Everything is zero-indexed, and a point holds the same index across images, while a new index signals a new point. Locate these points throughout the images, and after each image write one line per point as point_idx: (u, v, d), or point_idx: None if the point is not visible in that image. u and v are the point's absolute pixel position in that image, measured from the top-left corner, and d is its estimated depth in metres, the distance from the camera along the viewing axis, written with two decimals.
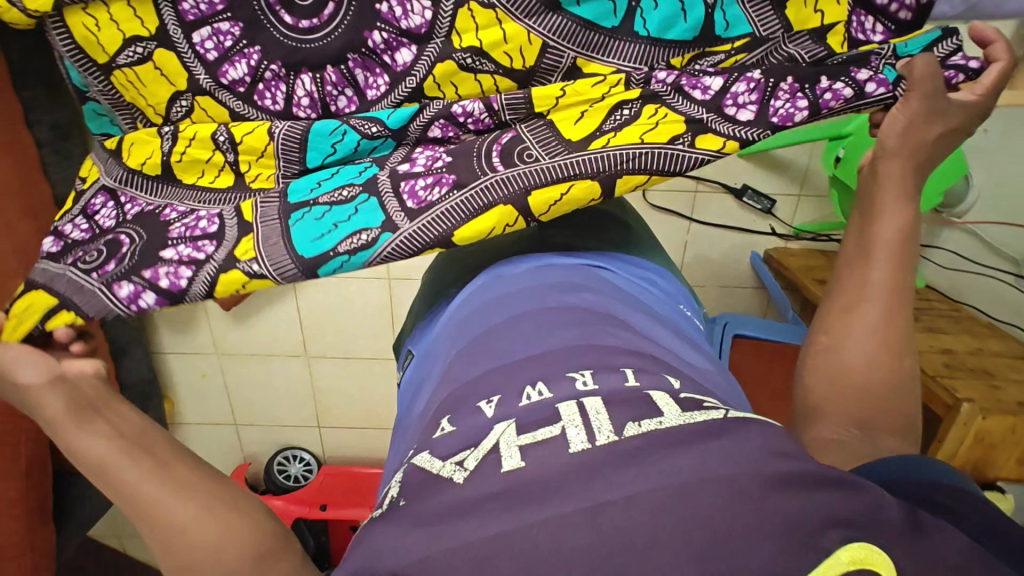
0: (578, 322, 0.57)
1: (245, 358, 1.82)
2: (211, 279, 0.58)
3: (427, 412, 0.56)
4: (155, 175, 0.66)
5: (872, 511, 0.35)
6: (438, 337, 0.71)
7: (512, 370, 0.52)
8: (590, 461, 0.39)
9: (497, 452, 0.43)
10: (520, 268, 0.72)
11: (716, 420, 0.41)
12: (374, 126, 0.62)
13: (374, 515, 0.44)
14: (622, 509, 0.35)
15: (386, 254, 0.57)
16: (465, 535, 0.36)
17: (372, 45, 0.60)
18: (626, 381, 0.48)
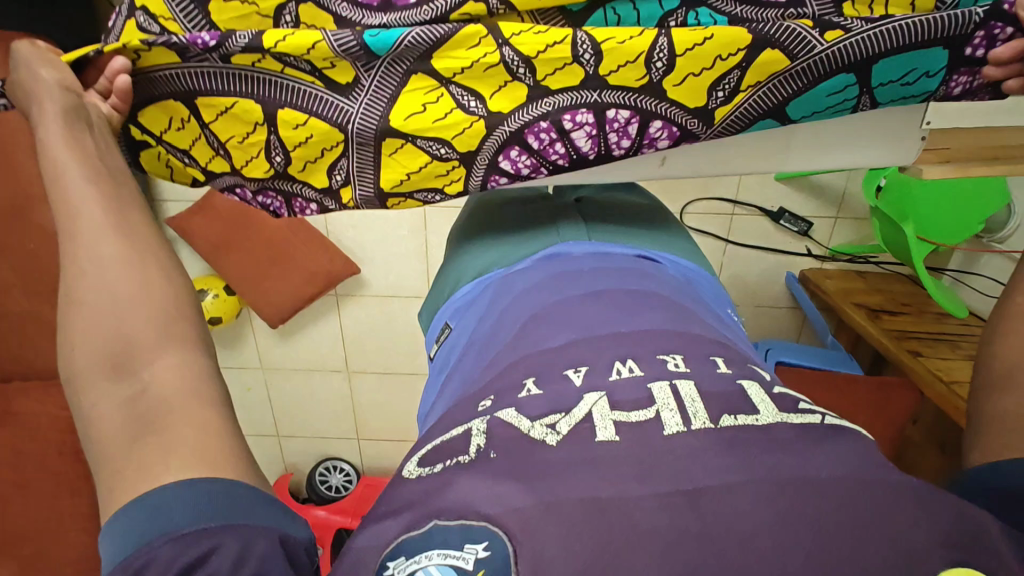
0: (666, 308, 0.53)
1: (289, 372, 1.88)
2: (244, 42, 0.58)
3: (489, 372, 0.51)
4: (256, 172, 0.66)
5: (939, 532, 0.34)
6: (490, 307, 0.60)
7: (604, 342, 0.49)
8: (688, 447, 0.38)
9: (590, 422, 0.41)
10: (576, 251, 0.64)
11: (812, 424, 0.41)
12: (472, 100, 0.60)
13: (461, 461, 0.41)
14: (719, 497, 0.35)
15: (410, 40, 0.57)
16: (562, 492, 0.35)
17: (456, 99, 0.60)
18: (718, 368, 0.46)
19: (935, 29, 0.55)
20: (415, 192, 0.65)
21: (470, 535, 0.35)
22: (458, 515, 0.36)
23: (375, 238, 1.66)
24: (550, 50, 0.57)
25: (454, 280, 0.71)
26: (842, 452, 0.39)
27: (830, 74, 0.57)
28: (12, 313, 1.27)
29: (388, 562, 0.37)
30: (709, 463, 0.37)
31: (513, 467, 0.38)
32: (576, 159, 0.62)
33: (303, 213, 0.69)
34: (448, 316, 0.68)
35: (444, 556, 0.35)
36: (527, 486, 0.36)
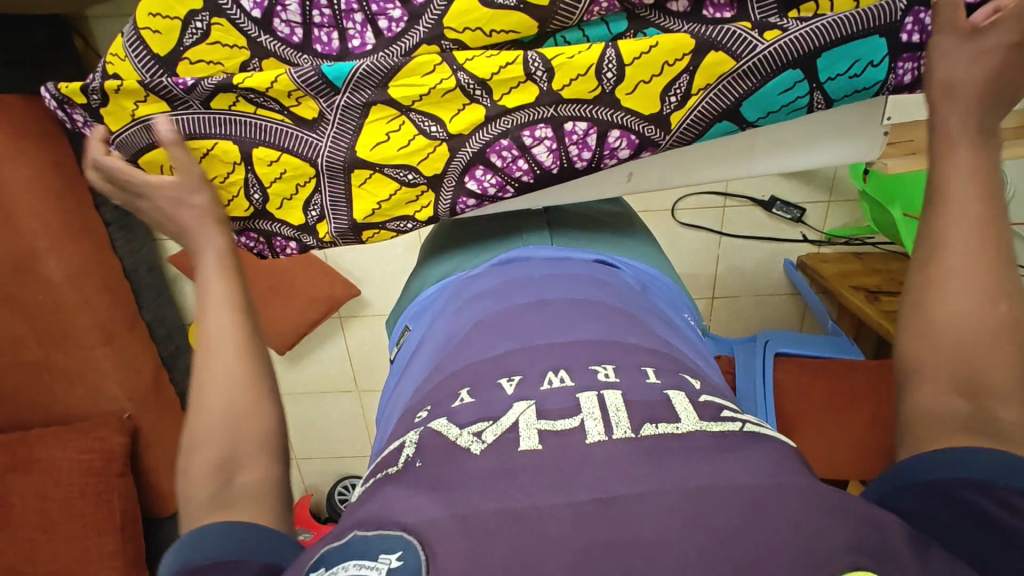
0: (612, 317, 0.47)
1: (301, 397, 1.92)
2: (207, 90, 0.58)
3: (423, 388, 0.46)
4: (240, 214, 0.64)
5: (854, 522, 0.31)
6: (443, 315, 0.56)
7: (541, 352, 0.43)
8: (613, 458, 0.33)
9: (514, 432, 0.36)
10: (534, 257, 0.60)
11: (733, 432, 0.35)
12: (433, 125, 0.59)
13: (389, 472, 0.37)
14: (634, 506, 0.30)
15: (365, 70, 0.57)
16: (479, 502, 0.31)
17: (416, 124, 0.59)
18: (645, 378, 0.39)
19: (866, 21, 0.55)
20: (388, 222, 0.64)
21: (385, 545, 0.31)
22: (378, 525, 0.32)
23: (373, 259, 1.69)
24: (503, 71, 0.56)
25: (419, 286, 0.69)
26: (773, 458, 0.34)
27: (776, 72, 0.57)
28: (25, 362, 1.34)
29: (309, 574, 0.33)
30: (627, 469, 0.32)
31: (434, 476, 0.34)
32: (541, 174, 0.61)
33: (285, 252, 0.68)
34: (408, 318, 0.64)
35: (358, 568, 0.31)
36: (444, 497, 0.32)
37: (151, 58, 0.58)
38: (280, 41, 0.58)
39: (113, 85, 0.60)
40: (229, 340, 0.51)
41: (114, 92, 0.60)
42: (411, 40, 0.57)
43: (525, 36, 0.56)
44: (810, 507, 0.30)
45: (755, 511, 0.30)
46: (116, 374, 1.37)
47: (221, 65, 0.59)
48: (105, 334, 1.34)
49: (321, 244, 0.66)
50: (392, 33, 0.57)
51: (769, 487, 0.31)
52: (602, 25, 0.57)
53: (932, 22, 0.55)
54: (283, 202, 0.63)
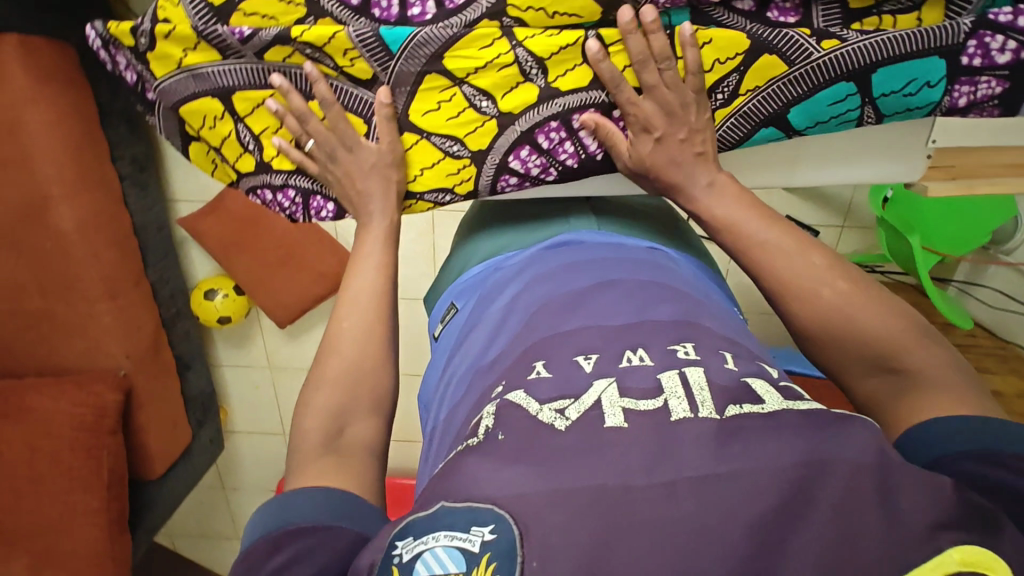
0: (678, 299, 0.49)
1: (295, 371, 1.86)
2: (263, 43, 0.59)
3: (493, 363, 0.49)
4: (286, 168, 0.66)
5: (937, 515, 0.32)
6: (500, 292, 0.58)
7: (617, 331, 0.45)
8: (696, 436, 0.34)
9: (599, 409, 0.38)
10: (588, 241, 0.61)
11: (819, 410, 0.36)
12: (485, 100, 0.59)
13: (469, 444, 0.39)
14: (727, 487, 0.32)
15: (425, 37, 0.57)
16: (577, 481, 0.33)
17: (467, 96, 0.59)
18: (724, 362, 0.41)
19: (927, 40, 0.55)
20: (427, 193, 0.64)
21: (476, 518, 0.34)
22: (465, 498, 0.35)
23: None
24: (560, 53, 0.56)
25: (462, 263, 0.72)
26: (871, 442, 0.34)
27: (828, 83, 0.57)
28: (27, 311, 1.32)
29: (398, 541, 0.37)
30: (711, 448, 0.33)
31: (520, 449, 0.36)
32: (586, 159, 0.61)
33: (320, 215, 0.68)
34: (454, 295, 0.67)
35: (450, 538, 0.34)
36: (534, 470, 0.35)
37: (206, 7, 0.59)
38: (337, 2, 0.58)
39: (163, 31, 0.60)
40: (371, 301, 0.58)
41: (163, 37, 0.60)
42: (471, 14, 0.56)
43: (586, 20, 0.56)
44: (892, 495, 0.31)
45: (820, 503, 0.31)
46: (117, 332, 1.35)
47: (274, 19, 0.59)
48: (111, 289, 1.32)
49: None
50: (453, 5, 0.56)
51: (857, 465, 0.32)
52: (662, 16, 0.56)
53: (998, 46, 0.54)
54: None
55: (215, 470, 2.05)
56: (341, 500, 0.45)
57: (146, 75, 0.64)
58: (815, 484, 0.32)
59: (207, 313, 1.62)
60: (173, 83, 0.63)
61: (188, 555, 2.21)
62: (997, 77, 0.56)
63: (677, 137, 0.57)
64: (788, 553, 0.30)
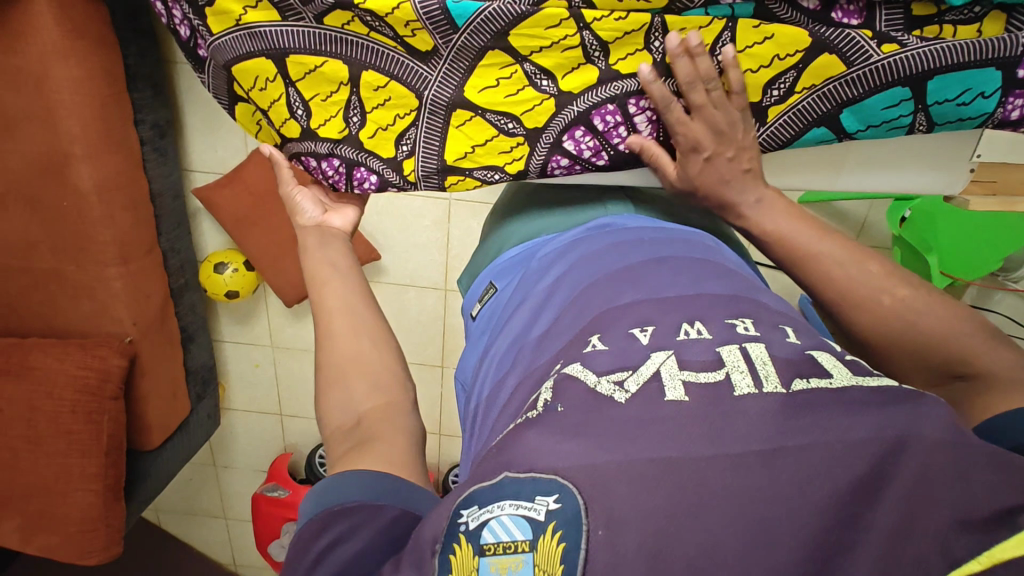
0: (729, 275, 0.50)
1: (298, 352, 1.85)
2: (325, 7, 0.59)
3: (544, 339, 0.48)
4: (335, 138, 0.65)
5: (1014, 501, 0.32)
6: (545, 270, 0.58)
7: (673, 304, 0.45)
8: (769, 413, 0.34)
9: (659, 381, 0.37)
10: (633, 223, 0.62)
11: (893, 387, 0.36)
12: (545, 80, 0.60)
13: (530, 416, 0.39)
14: (796, 458, 0.32)
15: (490, 13, 0.57)
16: (634, 452, 0.33)
17: (528, 73, 0.60)
18: (786, 337, 0.41)
19: (986, 51, 0.55)
20: (475, 170, 0.64)
21: (540, 487, 0.34)
22: (529, 469, 0.35)
23: (397, 227, 1.66)
24: (626, 37, 0.58)
25: (499, 245, 0.72)
26: (941, 421, 0.34)
27: (884, 87, 0.58)
28: (37, 269, 1.30)
29: (462, 509, 0.37)
30: (780, 422, 0.33)
31: (580, 422, 0.36)
32: (638, 145, 0.62)
33: (363, 185, 0.67)
34: (493, 275, 0.67)
35: (516, 507, 0.34)
36: (596, 442, 0.35)
37: None
38: None
39: None
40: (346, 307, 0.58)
41: None
42: None
43: (654, 7, 0.56)
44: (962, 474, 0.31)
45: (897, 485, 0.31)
46: (124, 298, 1.33)
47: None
48: (125, 255, 1.30)
49: (402, 182, 0.66)
50: None
51: (942, 444, 0.33)
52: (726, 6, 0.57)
53: None
54: (382, 132, 0.63)
55: (207, 448, 2.03)
56: (392, 480, 0.45)
57: (201, 30, 0.63)
58: (892, 460, 0.32)
59: (215, 286, 1.59)
60: (229, 41, 0.62)
61: (170, 531, 2.19)
62: None
63: (727, 155, 0.59)
64: (860, 529, 0.31)
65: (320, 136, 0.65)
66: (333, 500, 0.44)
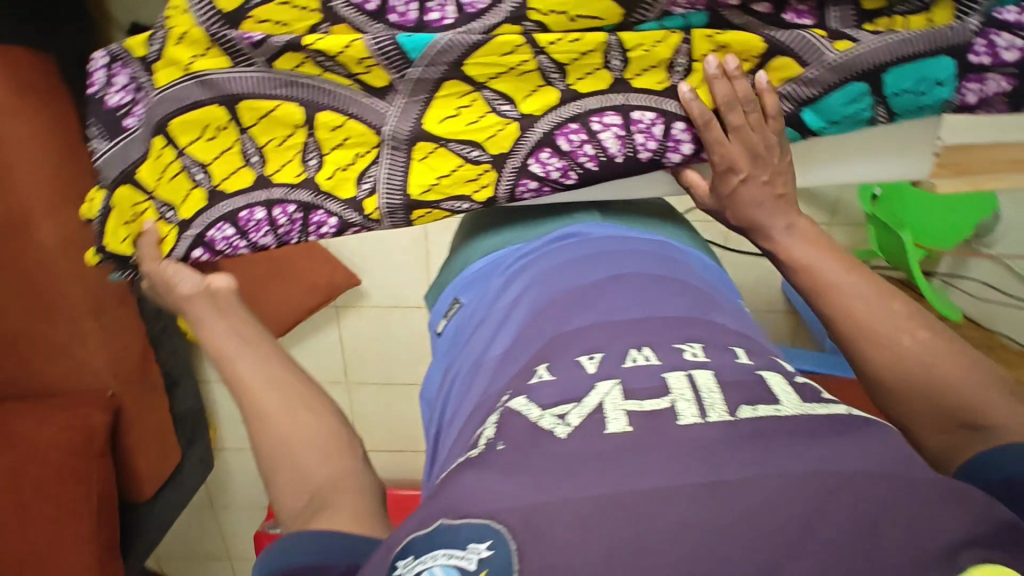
0: (685, 293, 0.53)
1: None
2: (275, 50, 0.58)
3: (507, 362, 0.50)
4: (295, 181, 0.64)
5: (965, 526, 0.33)
6: (505, 287, 0.60)
7: (624, 328, 0.48)
8: (703, 441, 0.36)
9: (601, 413, 0.40)
10: (595, 232, 0.63)
11: (840, 414, 0.39)
12: (506, 105, 0.60)
13: (470, 454, 0.41)
14: (739, 492, 0.33)
15: (444, 44, 0.56)
16: (577, 488, 0.35)
17: (487, 100, 0.59)
18: (736, 357, 0.44)
19: (931, 39, 0.56)
20: (443, 200, 0.63)
21: (473, 534, 0.35)
22: (462, 515, 0.36)
23: (375, 250, 1.65)
24: (583, 57, 0.57)
25: (465, 259, 0.72)
26: (884, 443, 0.37)
27: (842, 83, 0.58)
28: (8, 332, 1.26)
29: (399, 560, 0.38)
30: (726, 455, 0.35)
31: (519, 461, 0.37)
32: (605, 162, 0.61)
33: (319, 230, 0.65)
34: (457, 290, 0.67)
35: (449, 557, 0.36)
36: (537, 481, 0.36)
37: (215, 12, 0.58)
38: (354, 7, 0.57)
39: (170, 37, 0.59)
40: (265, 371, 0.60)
41: (172, 45, 0.59)
42: (491, 19, 0.56)
43: (606, 23, 0.57)
44: (899, 490, 0.33)
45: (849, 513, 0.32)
46: (102, 351, 1.30)
47: (287, 25, 0.57)
48: (99, 308, 1.27)
49: (365, 221, 0.65)
50: (474, 9, 0.56)
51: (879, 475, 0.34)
52: (681, 19, 0.57)
53: (1004, 44, 0.56)
54: (345, 172, 0.63)
55: (204, 490, 1.99)
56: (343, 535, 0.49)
57: (147, 86, 0.62)
58: (836, 487, 0.33)
59: None
60: (174, 94, 0.61)
61: None
62: (1004, 74, 0.57)
63: (761, 179, 0.60)
64: (825, 559, 0.31)
65: (274, 181, 0.64)
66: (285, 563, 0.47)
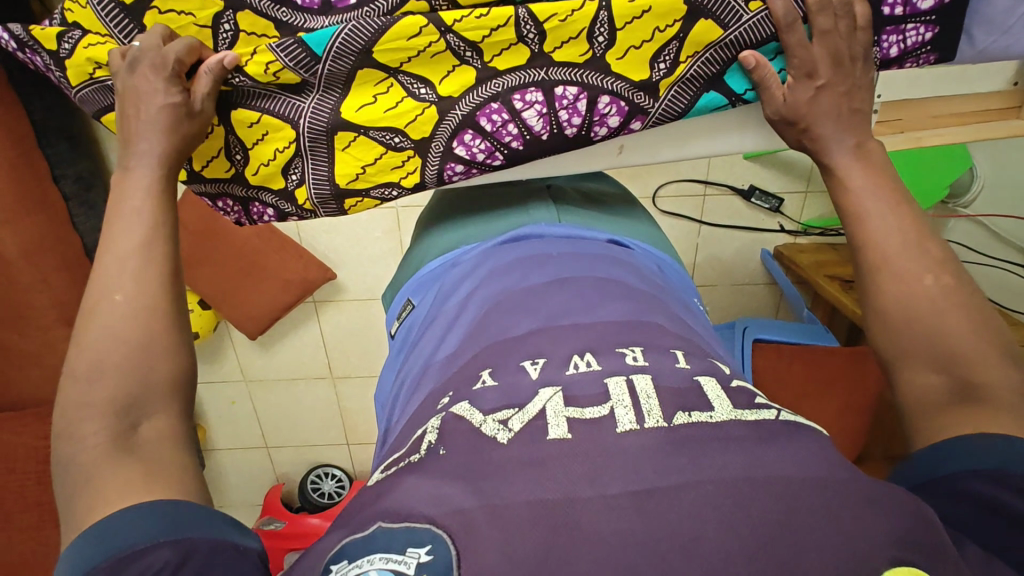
0: (633, 295, 0.51)
1: (272, 383, 1.83)
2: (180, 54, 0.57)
3: (450, 366, 0.48)
4: (222, 176, 0.63)
5: (892, 532, 0.32)
6: (456, 288, 0.59)
7: (567, 332, 0.46)
8: (623, 445, 0.36)
9: (543, 419, 0.38)
10: (549, 232, 0.63)
11: (767, 420, 0.38)
12: (423, 87, 0.58)
13: (412, 460, 0.39)
14: (656, 499, 0.32)
15: (346, 34, 0.55)
16: (510, 495, 0.34)
17: (406, 85, 0.58)
18: (676, 363, 0.42)
19: None
20: (372, 189, 0.62)
21: (412, 538, 0.33)
22: (403, 517, 0.34)
23: (349, 243, 1.63)
24: (494, 34, 0.56)
25: (421, 257, 0.71)
26: (815, 449, 0.36)
27: (762, 42, 0.56)
28: None
29: (332, 565, 0.35)
30: (660, 459, 0.35)
31: (464, 465, 0.36)
32: (530, 140, 0.59)
33: (262, 219, 0.66)
34: (411, 291, 0.67)
35: (386, 561, 0.33)
36: (471, 486, 0.35)
37: (120, 12, 0.57)
38: None
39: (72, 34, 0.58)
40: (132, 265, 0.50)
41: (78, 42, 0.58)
42: None
43: None
44: (818, 492, 0.33)
45: (758, 513, 0.32)
46: None
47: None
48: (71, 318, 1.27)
49: (300, 211, 0.64)
50: None
51: (791, 478, 0.33)
52: None
53: None
54: (277, 170, 0.62)
55: None
56: (174, 507, 0.40)
57: (64, 82, 0.61)
58: (750, 486, 0.33)
59: None
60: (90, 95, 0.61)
61: None
62: (925, 23, 0.56)
63: (839, 89, 0.54)
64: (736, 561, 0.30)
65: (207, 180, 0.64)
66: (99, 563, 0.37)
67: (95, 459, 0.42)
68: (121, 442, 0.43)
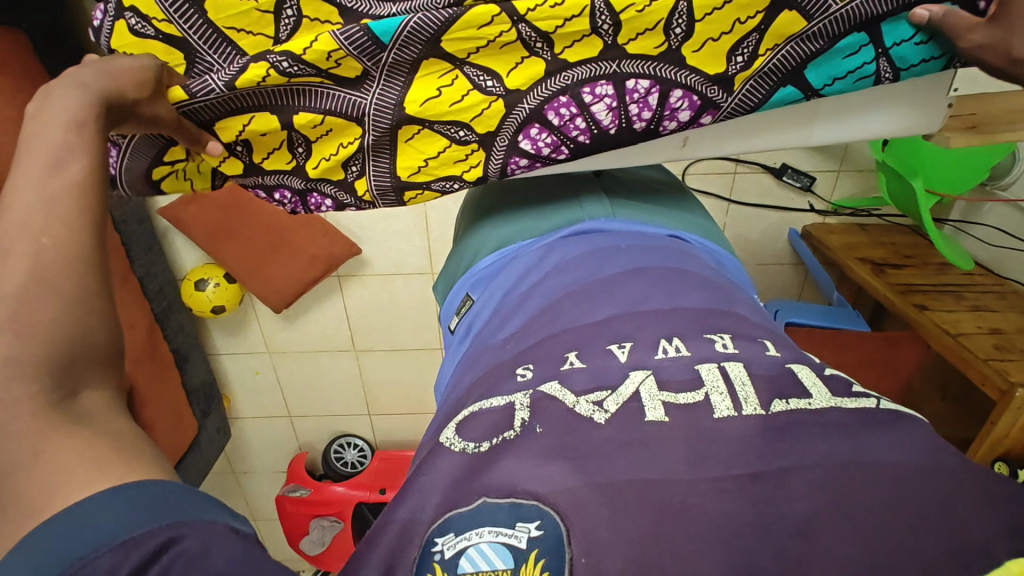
0: (708, 287, 0.53)
1: (295, 355, 1.85)
2: (240, 68, 0.56)
3: (525, 344, 0.50)
4: (281, 168, 0.63)
5: (1006, 522, 0.32)
6: (522, 280, 0.60)
7: (650, 318, 0.48)
8: (720, 433, 0.37)
9: (638, 402, 0.40)
10: (611, 226, 0.64)
11: (868, 409, 0.39)
12: (489, 80, 0.56)
13: (506, 437, 0.40)
14: (759, 484, 0.34)
15: (413, 26, 0.53)
16: (612, 474, 0.35)
17: (472, 78, 0.56)
18: (766, 350, 0.45)
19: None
20: (433, 182, 0.61)
21: (522, 514, 0.36)
22: (507, 493, 0.36)
23: (373, 218, 1.61)
24: (569, 24, 0.53)
25: (475, 251, 0.71)
26: (919, 435, 0.37)
27: (845, 33, 0.54)
28: None
29: (436, 537, 0.37)
30: (761, 447, 0.36)
31: (561, 444, 0.38)
32: (598, 135, 0.58)
33: (319, 209, 0.66)
34: (469, 286, 0.67)
35: (496, 534, 0.36)
36: (574, 465, 0.37)
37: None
38: None
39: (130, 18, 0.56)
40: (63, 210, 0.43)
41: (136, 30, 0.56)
42: None
43: None
44: (924, 475, 0.34)
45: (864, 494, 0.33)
46: None
47: (250, 30, 0.56)
48: None
49: (358, 203, 0.64)
50: None
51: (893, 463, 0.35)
52: None
53: None
54: (338, 163, 0.61)
55: (223, 457, 2.05)
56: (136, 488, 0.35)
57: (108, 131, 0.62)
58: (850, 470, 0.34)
59: (200, 304, 1.57)
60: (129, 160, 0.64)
61: None
62: None
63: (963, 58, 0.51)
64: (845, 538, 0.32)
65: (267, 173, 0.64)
66: (67, 559, 0.32)
67: (34, 426, 0.36)
68: (77, 411, 0.38)
